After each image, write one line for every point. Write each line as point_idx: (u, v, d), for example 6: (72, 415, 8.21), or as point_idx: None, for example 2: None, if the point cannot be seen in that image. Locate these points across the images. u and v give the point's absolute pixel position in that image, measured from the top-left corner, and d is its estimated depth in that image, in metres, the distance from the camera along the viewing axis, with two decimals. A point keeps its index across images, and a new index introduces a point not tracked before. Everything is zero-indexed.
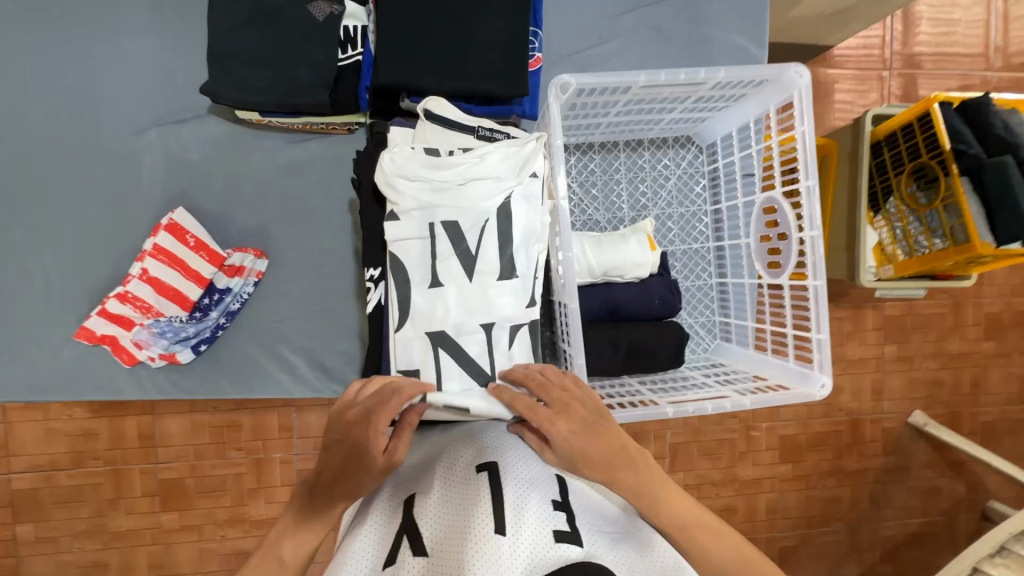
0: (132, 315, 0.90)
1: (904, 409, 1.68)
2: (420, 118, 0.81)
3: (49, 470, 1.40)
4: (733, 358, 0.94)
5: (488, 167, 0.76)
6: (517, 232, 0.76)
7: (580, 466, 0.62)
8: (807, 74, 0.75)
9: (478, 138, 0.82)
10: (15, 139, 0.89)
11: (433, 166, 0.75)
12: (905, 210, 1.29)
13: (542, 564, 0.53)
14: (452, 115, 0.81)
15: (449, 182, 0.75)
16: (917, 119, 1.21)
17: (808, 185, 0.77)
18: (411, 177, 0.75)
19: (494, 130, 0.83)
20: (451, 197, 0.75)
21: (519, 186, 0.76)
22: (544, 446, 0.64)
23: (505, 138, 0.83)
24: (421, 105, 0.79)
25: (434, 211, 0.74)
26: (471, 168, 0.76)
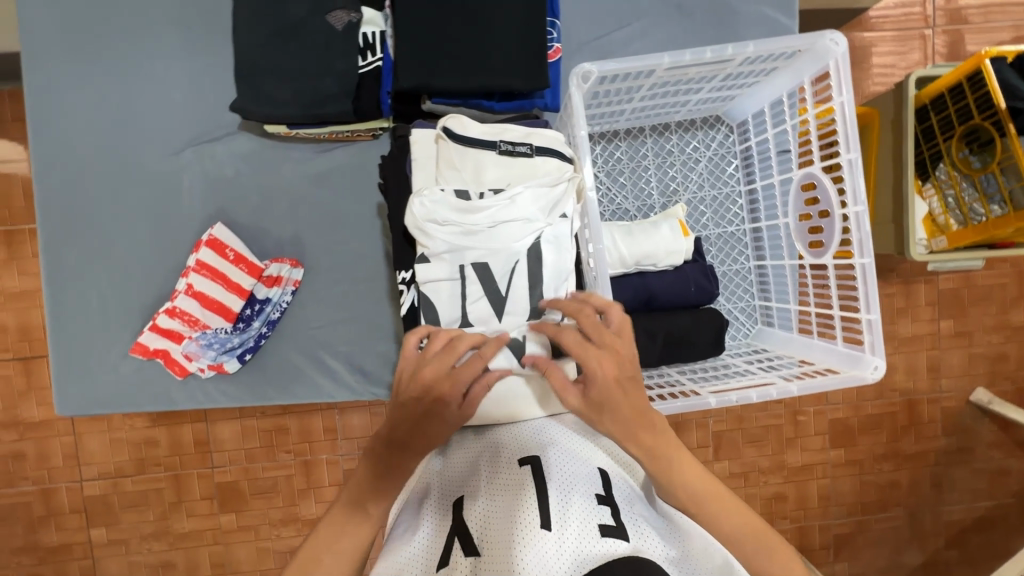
0: (181, 329, 0.94)
1: (965, 387, 1.59)
2: (441, 136, 0.77)
3: (116, 476, 1.48)
4: (777, 343, 0.90)
5: (519, 211, 0.72)
6: (548, 272, 0.73)
7: (604, 416, 0.61)
8: (843, 41, 0.71)
9: (500, 154, 0.76)
10: (63, 167, 0.94)
11: (463, 209, 0.71)
12: (958, 176, 1.21)
13: (589, 562, 0.53)
14: (473, 133, 0.76)
15: (480, 226, 0.72)
16: (967, 78, 1.13)
17: (850, 158, 0.73)
18: (441, 221, 0.71)
19: (515, 142, 0.76)
20: (482, 244, 0.72)
21: (549, 228, 0.73)
22: (569, 386, 0.62)
23: (528, 150, 0.76)
24: (439, 123, 0.76)
25: (465, 254, 0.72)
26: (502, 210, 0.72)
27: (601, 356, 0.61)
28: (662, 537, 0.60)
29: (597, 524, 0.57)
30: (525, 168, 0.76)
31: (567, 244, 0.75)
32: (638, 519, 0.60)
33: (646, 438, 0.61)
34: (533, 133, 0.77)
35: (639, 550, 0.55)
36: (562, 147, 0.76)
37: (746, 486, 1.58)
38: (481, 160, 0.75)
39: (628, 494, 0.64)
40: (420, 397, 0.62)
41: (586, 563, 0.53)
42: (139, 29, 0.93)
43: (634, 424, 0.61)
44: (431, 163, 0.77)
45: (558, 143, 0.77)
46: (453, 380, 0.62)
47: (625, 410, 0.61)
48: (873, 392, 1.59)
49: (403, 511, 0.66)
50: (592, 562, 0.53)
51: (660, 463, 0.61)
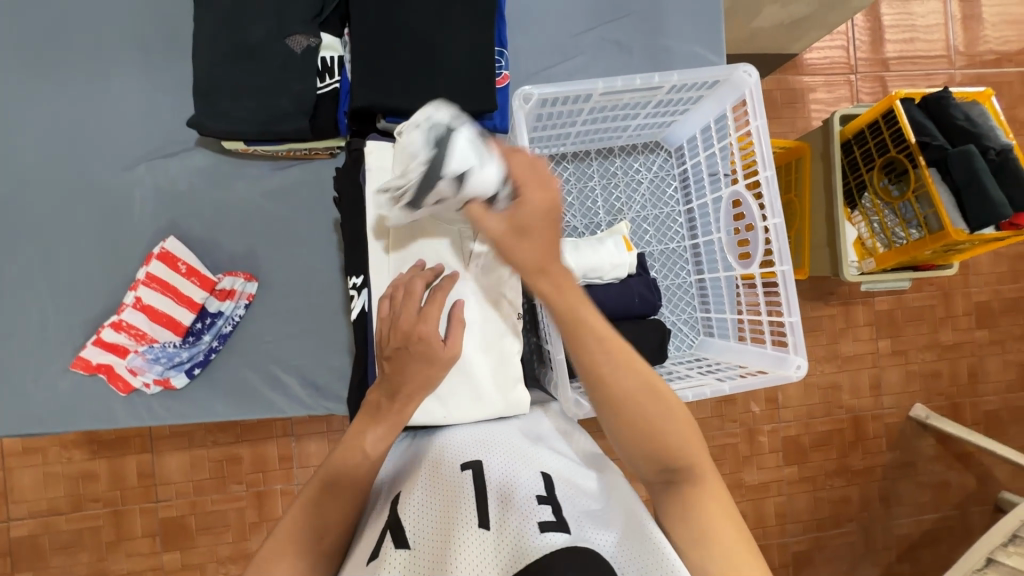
0: (126, 343, 0.92)
1: (904, 404, 1.69)
2: (397, 141, 0.80)
3: (47, 515, 1.39)
4: (716, 351, 0.96)
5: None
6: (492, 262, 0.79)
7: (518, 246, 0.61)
8: (755, 73, 0.79)
9: None
10: (10, 182, 0.93)
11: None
12: (880, 204, 1.33)
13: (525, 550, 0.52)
14: None
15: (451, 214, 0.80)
16: (882, 116, 1.26)
17: (767, 175, 0.81)
18: None
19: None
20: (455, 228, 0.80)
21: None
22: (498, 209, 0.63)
23: None
24: (397, 129, 0.80)
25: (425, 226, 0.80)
26: None
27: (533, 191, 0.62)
28: (602, 522, 0.59)
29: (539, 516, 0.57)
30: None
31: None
32: (581, 511, 0.60)
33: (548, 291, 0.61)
34: (482, 144, 0.82)
35: (581, 538, 0.55)
36: (509, 160, 0.82)
37: None
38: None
39: (572, 491, 0.64)
40: (404, 343, 0.67)
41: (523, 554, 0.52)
42: (97, 48, 0.94)
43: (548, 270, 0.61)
44: (386, 170, 0.80)
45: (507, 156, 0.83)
46: (425, 319, 0.68)
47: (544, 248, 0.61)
48: (821, 409, 1.66)
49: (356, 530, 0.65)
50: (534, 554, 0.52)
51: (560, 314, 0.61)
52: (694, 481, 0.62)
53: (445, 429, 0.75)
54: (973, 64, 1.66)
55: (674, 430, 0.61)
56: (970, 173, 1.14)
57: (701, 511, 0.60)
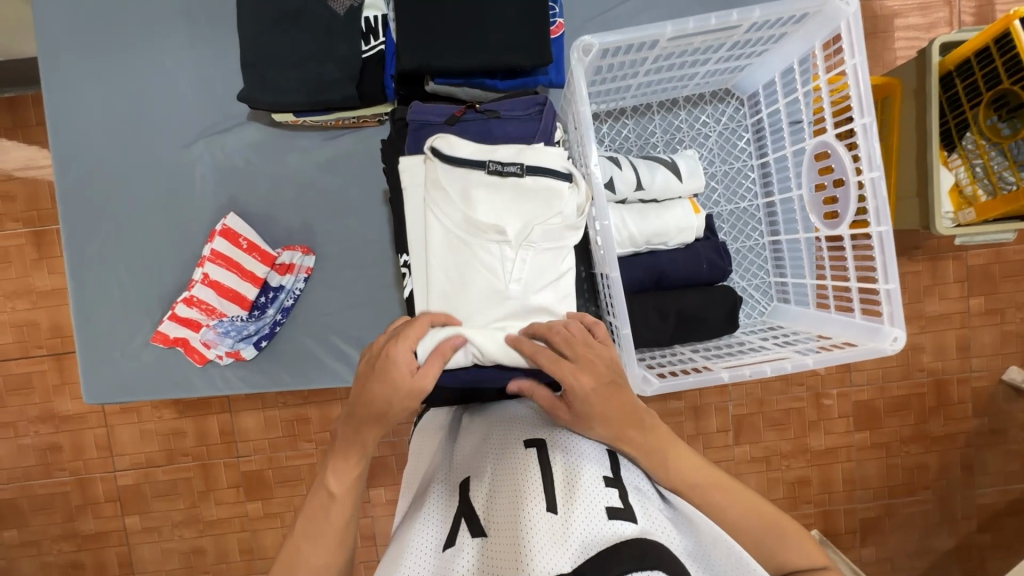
0: (199, 317, 0.96)
1: (997, 366, 1.54)
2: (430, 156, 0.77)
3: (147, 466, 1.53)
4: (794, 319, 0.88)
5: (520, 213, 0.74)
6: (543, 273, 0.75)
7: (595, 425, 0.63)
8: (855, 2, 0.68)
9: (490, 173, 0.74)
10: (80, 162, 0.96)
11: (468, 221, 0.74)
12: (986, 145, 1.16)
13: (598, 541, 0.52)
14: (461, 151, 0.75)
15: (489, 232, 0.74)
16: (995, 41, 1.07)
17: (865, 122, 0.70)
18: (443, 211, 0.75)
19: (506, 163, 0.74)
20: (495, 247, 0.74)
21: (543, 225, 0.74)
22: (557, 406, 0.65)
23: (518, 169, 0.74)
24: (428, 143, 0.76)
25: (465, 242, 0.75)
26: (500, 204, 0.74)
27: (583, 359, 0.65)
28: (675, 528, 0.59)
29: (605, 505, 0.56)
30: (517, 187, 0.74)
31: (569, 238, 0.75)
32: (646, 501, 0.60)
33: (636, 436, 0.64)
34: (524, 150, 0.75)
35: (648, 530, 0.55)
36: (551, 163, 0.75)
37: (768, 470, 1.55)
38: (471, 182, 0.75)
39: (636, 474, 0.64)
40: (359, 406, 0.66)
41: (594, 544, 0.52)
42: (149, 25, 0.94)
43: (625, 424, 0.64)
44: (421, 188, 0.77)
45: (550, 158, 0.75)
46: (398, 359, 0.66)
47: (617, 411, 0.64)
48: (899, 372, 1.54)
49: (415, 505, 0.66)
50: (601, 545, 0.51)
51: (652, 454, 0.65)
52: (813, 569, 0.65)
53: (502, 415, 0.73)
54: None
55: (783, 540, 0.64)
56: None
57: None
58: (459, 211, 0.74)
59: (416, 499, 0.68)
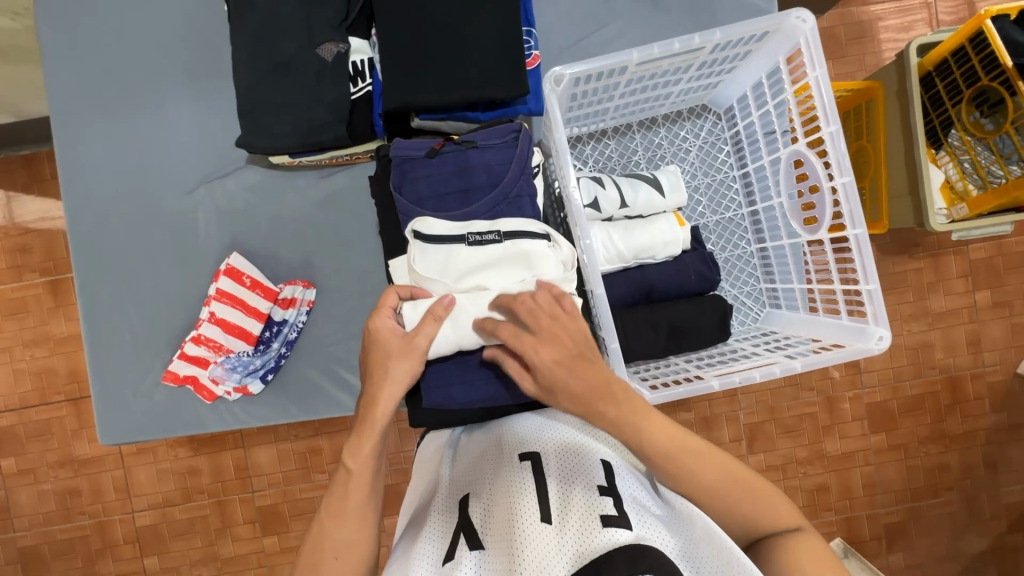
0: (206, 355, 1.00)
1: (1010, 360, 1.52)
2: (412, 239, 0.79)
3: (164, 506, 1.55)
4: (786, 324, 0.89)
5: (502, 279, 0.76)
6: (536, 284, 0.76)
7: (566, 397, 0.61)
8: (811, 18, 0.71)
9: (469, 245, 0.77)
10: (91, 214, 1.01)
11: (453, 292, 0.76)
12: (971, 140, 1.18)
13: (589, 551, 0.54)
14: (439, 228, 0.77)
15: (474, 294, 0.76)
16: (969, 40, 1.10)
17: (831, 130, 0.73)
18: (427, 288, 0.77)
19: (484, 232, 0.77)
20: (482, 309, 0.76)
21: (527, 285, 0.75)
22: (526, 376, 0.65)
23: (496, 236, 0.76)
24: (409, 227, 0.78)
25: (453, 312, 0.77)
26: (480, 269, 0.77)
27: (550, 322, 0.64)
28: (671, 529, 0.60)
29: (599, 513, 0.57)
30: (497, 254, 0.76)
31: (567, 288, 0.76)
32: (643, 505, 0.61)
33: (608, 413, 0.61)
34: (499, 219, 0.77)
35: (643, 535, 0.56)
36: (528, 227, 0.77)
37: (784, 479, 1.53)
38: (452, 257, 0.77)
39: (633, 480, 0.64)
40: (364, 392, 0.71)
41: (587, 556, 0.54)
42: (152, 82, 1.00)
43: (595, 399, 0.60)
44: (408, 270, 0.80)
45: (526, 224, 0.77)
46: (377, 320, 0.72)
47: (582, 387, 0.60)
48: (911, 370, 1.53)
49: (419, 517, 0.70)
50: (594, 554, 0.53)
51: (629, 432, 0.62)
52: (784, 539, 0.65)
53: (498, 428, 0.76)
54: None
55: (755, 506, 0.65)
56: None
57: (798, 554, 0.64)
58: (441, 282, 0.76)
59: (420, 518, 0.70)
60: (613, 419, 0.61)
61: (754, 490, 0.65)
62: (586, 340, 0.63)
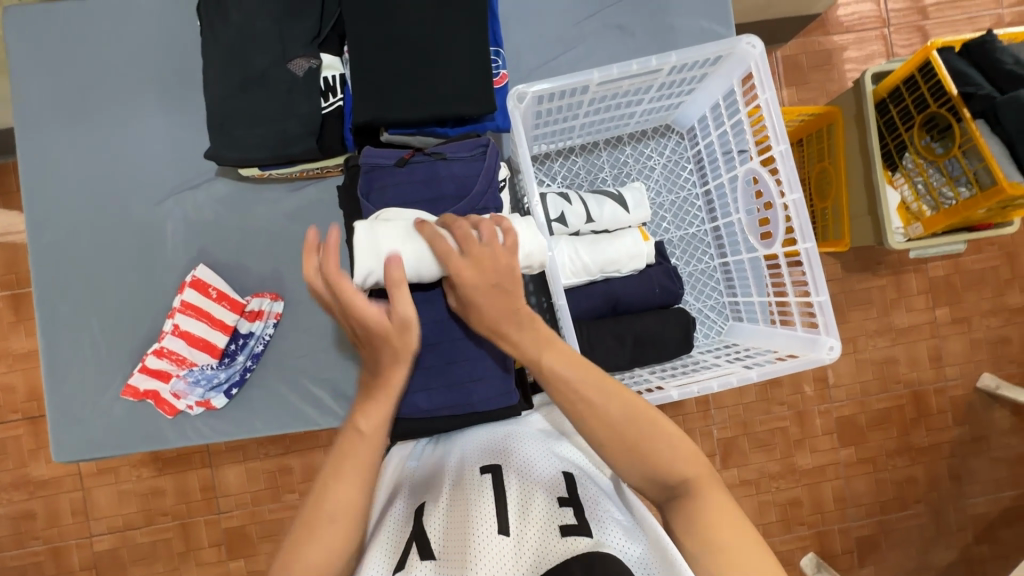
0: (169, 368, 0.98)
1: (971, 374, 1.58)
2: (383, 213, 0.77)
3: (124, 529, 1.49)
4: (747, 336, 0.92)
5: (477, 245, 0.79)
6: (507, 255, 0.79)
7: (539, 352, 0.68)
8: (760, 43, 0.75)
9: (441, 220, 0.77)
10: (53, 224, 1.00)
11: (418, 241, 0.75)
12: (923, 163, 1.24)
13: (548, 558, 0.54)
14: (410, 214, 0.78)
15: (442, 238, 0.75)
16: (918, 70, 1.17)
17: (780, 149, 0.76)
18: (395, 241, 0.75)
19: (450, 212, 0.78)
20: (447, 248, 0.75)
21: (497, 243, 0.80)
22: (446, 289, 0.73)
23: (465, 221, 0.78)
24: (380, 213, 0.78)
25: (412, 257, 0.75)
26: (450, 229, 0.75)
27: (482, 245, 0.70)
28: (633, 536, 0.61)
29: (559, 523, 0.58)
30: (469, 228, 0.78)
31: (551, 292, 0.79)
32: (603, 514, 0.62)
33: (513, 336, 0.70)
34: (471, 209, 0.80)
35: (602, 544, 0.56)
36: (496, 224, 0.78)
37: (757, 494, 1.55)
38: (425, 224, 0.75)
39: (595, 491, 0.65)
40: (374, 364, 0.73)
41: (545, 562, 0.54)
42: (122, 94, 1.00)
43: (502, 321, 0.70)
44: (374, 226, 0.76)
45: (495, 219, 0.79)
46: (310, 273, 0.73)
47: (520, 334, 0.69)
48: (876, 385, 1.57)
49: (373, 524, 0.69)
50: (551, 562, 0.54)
51: (532, 355, 0.68)
52: (697, 495, 0.63)
53: (461, 442, 0.77)
54: None
55: (664, 447, 0.64)
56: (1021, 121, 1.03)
57: (704, 510, 0.62)
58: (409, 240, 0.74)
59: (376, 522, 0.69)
60: (516, 343, 0.70)
61: (660, 432, 0.66)
62: (508, 274, 0.70)
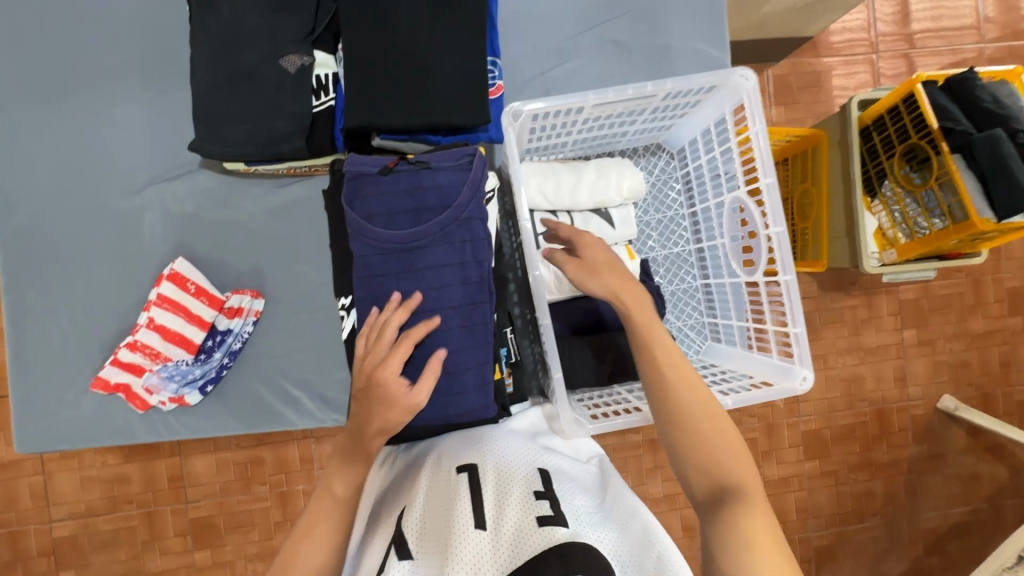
0: (142, 362, 0.95)
1: (931, 395, 1.64)
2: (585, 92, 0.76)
3: (86, 516, 1.46)
4: (725, 358, 0.94)
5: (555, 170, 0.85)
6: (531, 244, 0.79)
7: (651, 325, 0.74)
8: (753, 77, 0.76)
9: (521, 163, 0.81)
10: (23, 207, 0.96)
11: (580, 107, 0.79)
12: (901, 192, 1.27)
13: (525, 549, 0.58)
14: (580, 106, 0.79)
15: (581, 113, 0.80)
16: (902, 100, 1.20)
17: (767, 183, 0.77)
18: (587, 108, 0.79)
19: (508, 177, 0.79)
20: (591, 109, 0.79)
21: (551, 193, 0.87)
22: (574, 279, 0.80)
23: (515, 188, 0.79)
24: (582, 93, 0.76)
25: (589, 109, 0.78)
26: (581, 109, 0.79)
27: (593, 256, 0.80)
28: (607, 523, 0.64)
29: (535, 515, 0.61)
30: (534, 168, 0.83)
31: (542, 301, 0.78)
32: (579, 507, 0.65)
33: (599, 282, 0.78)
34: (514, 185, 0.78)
35: (579, 534, 0.60)
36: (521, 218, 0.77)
37: None
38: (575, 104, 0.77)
39: (569, 486, 0.68)
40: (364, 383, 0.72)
41: (522, 553, 0.58)
42: (103, 76, 0.97)
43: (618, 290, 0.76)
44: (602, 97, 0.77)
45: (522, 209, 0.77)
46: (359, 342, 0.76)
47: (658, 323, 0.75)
48: (842, 401, 1.63)
49: (363, 535, 0.72)
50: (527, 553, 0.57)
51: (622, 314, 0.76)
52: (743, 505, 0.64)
53: (437, 441, 0.79)
54: (1005, 36, 1.56)
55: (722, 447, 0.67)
56: (997, 159, 1.08)
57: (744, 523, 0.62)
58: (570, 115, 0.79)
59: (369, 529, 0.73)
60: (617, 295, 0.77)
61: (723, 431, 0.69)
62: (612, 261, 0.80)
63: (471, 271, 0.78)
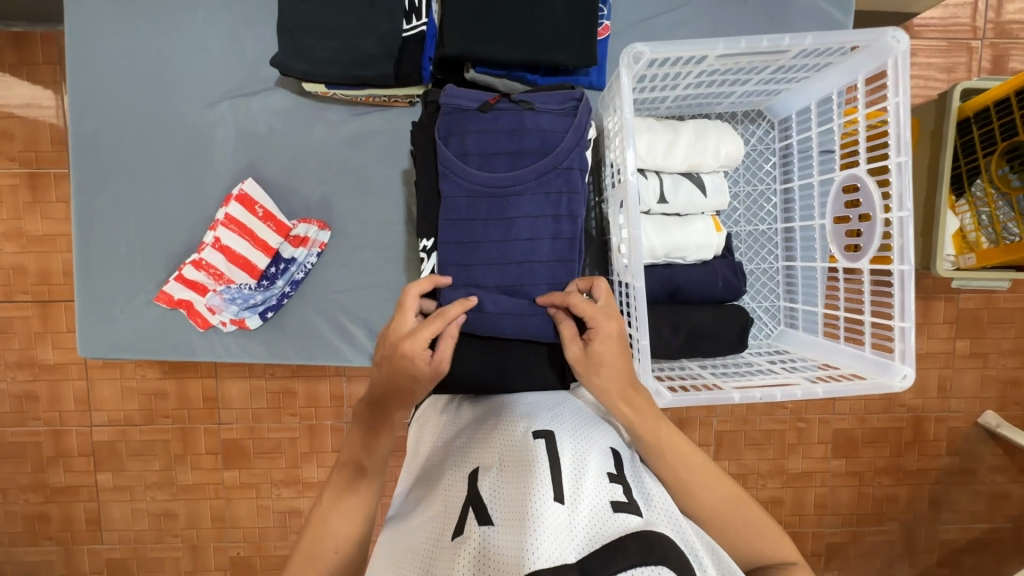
0: (205, 281, 0.95)
1: (974, 409, 1.57)
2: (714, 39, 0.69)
3: (124, 424, 1.49)
4: (800, 346, 0.89)
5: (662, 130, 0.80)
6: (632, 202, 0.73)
7: (593, 375, 0.68)
8: (906, 40, 0.69)
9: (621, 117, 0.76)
10: (97, 108, 0.93)
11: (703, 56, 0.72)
12: (994, 193, 1.14)
13: (605, 532, 0.53)
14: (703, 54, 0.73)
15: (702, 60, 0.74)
16: (1014, 93, 1.04)
17: (900, 161, 0.71)
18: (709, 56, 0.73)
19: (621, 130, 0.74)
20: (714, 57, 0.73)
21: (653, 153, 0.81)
22: (572, 340, 0.70)
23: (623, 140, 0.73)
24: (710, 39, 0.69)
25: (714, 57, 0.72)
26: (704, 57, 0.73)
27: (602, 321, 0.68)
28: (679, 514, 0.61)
29: (610, 499, 0.57)
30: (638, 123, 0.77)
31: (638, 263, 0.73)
32: (651, 496, 0.60)
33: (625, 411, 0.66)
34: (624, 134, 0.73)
35: (655, 524, 0.55)
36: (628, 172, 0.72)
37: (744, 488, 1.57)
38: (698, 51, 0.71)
39: (639, 470, 0.65)
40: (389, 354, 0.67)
41: (602, 536, 0.52)
42: None
43: (619, 396, 0.67)
44: (729, 46, 0.70)
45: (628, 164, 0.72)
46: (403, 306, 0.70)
47: (615, 380, 0.67)
48: (880, 405, 1.57)
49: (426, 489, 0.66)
50: (610, 536, 0.52)
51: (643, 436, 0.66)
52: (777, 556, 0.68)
53: (497, 398, 0.74)
54: None
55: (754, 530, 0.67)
56: None
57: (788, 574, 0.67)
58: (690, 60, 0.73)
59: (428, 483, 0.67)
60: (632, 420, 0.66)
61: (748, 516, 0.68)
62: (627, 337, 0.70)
63: (563, 226, 0.76)
